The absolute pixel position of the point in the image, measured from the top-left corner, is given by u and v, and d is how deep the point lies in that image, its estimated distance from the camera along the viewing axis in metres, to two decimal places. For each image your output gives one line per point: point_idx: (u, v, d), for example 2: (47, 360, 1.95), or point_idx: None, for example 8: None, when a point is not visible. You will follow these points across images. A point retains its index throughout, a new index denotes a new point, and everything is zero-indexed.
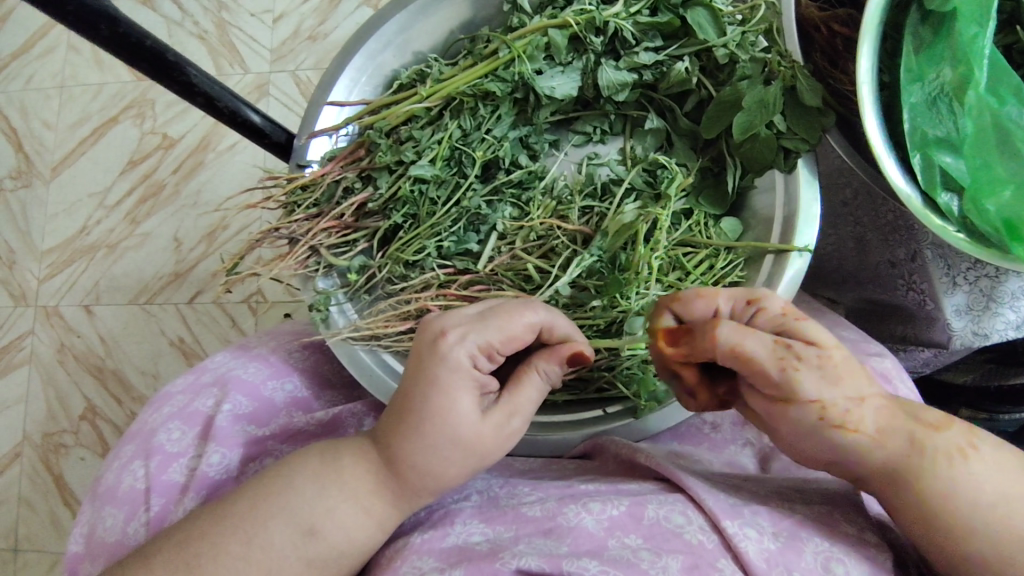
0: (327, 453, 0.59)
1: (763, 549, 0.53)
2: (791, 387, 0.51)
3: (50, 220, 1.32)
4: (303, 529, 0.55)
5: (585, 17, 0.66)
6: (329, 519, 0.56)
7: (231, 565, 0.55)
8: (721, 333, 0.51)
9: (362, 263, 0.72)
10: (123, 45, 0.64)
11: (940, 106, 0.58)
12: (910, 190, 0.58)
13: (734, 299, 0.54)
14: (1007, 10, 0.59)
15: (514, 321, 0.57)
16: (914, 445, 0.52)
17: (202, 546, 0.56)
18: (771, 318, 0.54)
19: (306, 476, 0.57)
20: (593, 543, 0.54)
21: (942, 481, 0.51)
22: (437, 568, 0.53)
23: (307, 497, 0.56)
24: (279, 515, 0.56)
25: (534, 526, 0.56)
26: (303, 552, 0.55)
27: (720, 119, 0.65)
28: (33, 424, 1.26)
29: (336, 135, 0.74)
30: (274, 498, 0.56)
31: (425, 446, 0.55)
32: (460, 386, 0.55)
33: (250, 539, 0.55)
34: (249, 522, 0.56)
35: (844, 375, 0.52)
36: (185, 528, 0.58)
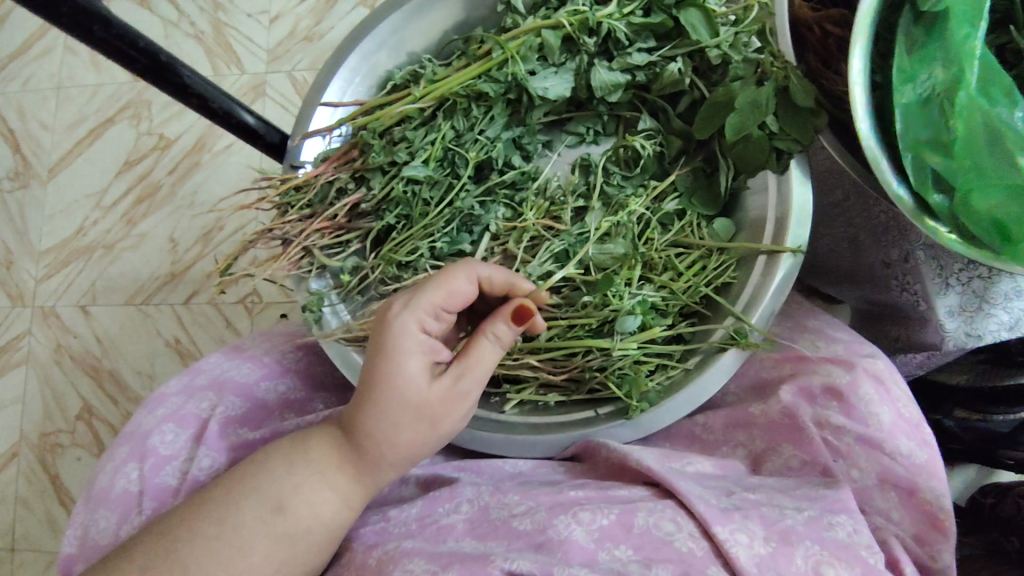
0: (295, 436, 0.61)
1: (754, 555, 0.53)
2: None
3: (47, 220, 1.32)
4: (273, 506, 0.57)
5: (578, 18, 0.66)
6: (298, 495, 0.58)
7: (208, 547, 0.55)
8: None
9: (355, 264, 0.73)
10: (116, 46, 0.64)
11: (931, 107, 0.57)
12: (901, 190, 0.59)
13: None
14: (999, 11, 0.59)
15: (452, 280, 0.59)
16: None
17: (181, 532, 0.56)
18: None
19: (276, 457, 0.60)
20: (584, 556, 0.54)
21: None
22: (429, 570, 0.53)
23: (276, 477, 0.58)
24: (251, 494, 0.58)
25: (526, 541, 0.55)
26: (273, 530, 0.57)
27: (713, 119, 0.65)
28: (29, 424, 1.26)
29: (329, 136, 0.73)
30: (248, 480, 0.58)
31: (376, 414, 0.57)
32: (407, 351, 0.57)
33: (224, 520, 0.56)
34: (224, 505, 0.57)
35: None
36: (171, 520, 0.58)
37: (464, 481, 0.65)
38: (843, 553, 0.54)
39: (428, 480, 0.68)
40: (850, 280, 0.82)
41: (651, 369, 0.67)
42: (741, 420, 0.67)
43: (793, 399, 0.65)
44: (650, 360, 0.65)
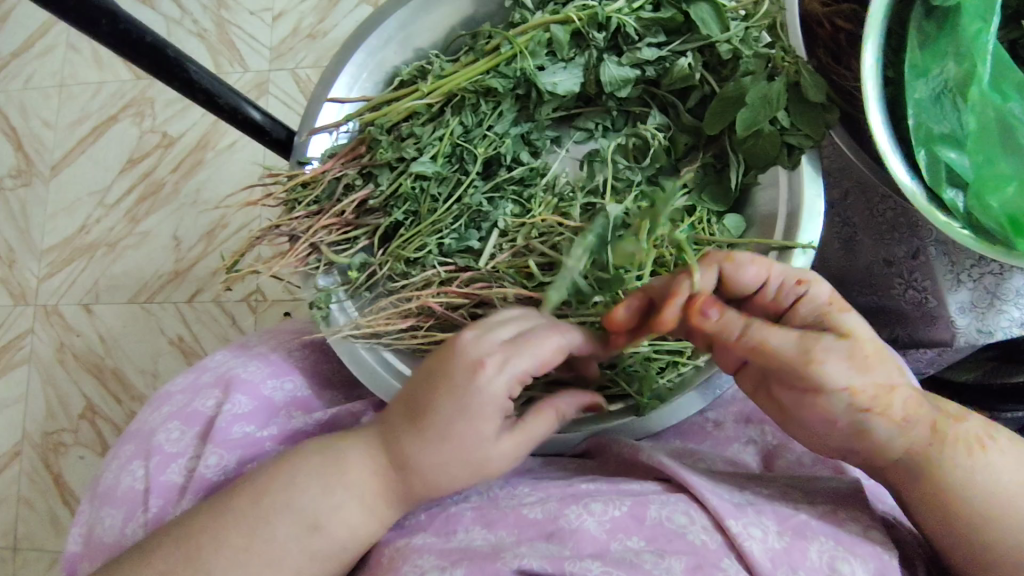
0: (330, 445, 0.59)
1: (768, 549, 0.52)
2: (821, 376, 0.51)
3: (50, 219, 1.31)
4: (308, 525, 0.56)
5: (587, 13, 0.67)
6: (332, 513, 0.56)
7: (236, 558, 0.55)
8: (810, 299, 0.55)
9: (363, 260, 0.72)
10: (123, 41, 0.64)
11: (945, 101, 0.58)
12: (913, 184, 0.58)
13: (784, 278, 0.55)
14: (1012, 6, 0.59)
15: (547, 351, 0.55)
16: (935, 434, 0.54)
17: (204, 541, 0.56)
18: (813, 303, 0.55)
19: (313, 473, 0.57)
20: (597, 548, 0.53)
21: (961, 469, 0.53)
22: (439, 566, 0.53)
23: (311, 495, 0.56)
24: (285, 509, 0.56)
25: (536, 530, 0.55)
26: (307, 547, 0.56)
27: (725, 114, 0.65)
28: (32, 424, 1.26)
29: (336, 132, 0.73)
30: (278, 495, 0.56)
31: (437, 454, 0.55)
32: (486, 414, 0.54)
33: (255, 531, 0.56)
34: (254, 515, 0.56)
35: (875, 362, 0.52)
36: (185, 524, 0.58)
37: None
38: (857, 547, 0.53)
39: None
40: (836, 283, 0.80)
41: (660, 367, 0.66)
42: (751, 417, 0.68)
43: None
44: (660, 357, 0.65)
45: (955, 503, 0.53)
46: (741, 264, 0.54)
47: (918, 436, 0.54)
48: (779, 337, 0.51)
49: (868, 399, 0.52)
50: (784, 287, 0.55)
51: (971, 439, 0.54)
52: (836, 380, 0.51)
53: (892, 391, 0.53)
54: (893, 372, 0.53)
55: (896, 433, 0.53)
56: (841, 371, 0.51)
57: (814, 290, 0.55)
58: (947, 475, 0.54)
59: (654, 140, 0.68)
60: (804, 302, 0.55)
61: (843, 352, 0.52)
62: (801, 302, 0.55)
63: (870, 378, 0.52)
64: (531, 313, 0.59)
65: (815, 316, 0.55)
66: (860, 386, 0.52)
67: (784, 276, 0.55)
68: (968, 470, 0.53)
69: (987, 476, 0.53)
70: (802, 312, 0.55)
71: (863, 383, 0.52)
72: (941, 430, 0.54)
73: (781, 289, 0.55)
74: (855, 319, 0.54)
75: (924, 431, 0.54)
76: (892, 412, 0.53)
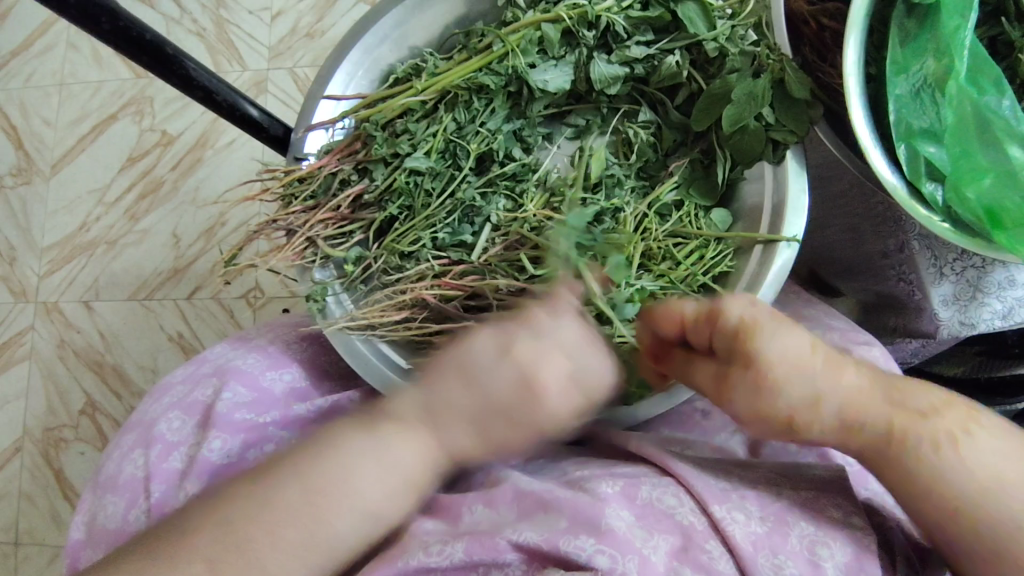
0: (367, 438, 0.57)
1: (751, 533, 0.54)
2: (734, 403, 0.60)
3: (50, 217, 1.33)
4: (368, 517, 0.56)
5: (577, 11, 0.68)
6: (392, 504, 0.57)
7: (288, 552, 0.55)
8: (725, 326, 0.59)
9: (359, 254, 0.73)
10: (123, 38, 0.65)
11: (924, 96, 0.59)
12: (895, 180, 0.60)
13: (698, 312, 0.61)
14: (992, 3, 0.60)
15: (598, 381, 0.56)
16: (892, 434, 0.56)
17: (254, 534, 0.54)
18: (727, 334, 0.59)
19: (368, 472, 0.56)
20: (589, 513, 0.54)
21: (929, 464, 0.54)
22: (441, 541, 0.56)
23: (369, 493, 0.56)
24: (342, 510, 0.55)
25: (533, 501, 0.57)
26: (363, 531, 0.56)
27: (711, 110, 0.66)
28: (32, 419, 1.27)
29: (332, 129, 0.74)
30: (334, 494, 0.55)
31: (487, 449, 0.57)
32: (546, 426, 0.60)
33: (311, 527, 0.55)
34: (311, 513, 0.55)
35: (787, 382, 0.57)
36: (223, 512, 0.56)
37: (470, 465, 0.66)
38: (836, 530, 0.55)
39: None
40: (849, 271, 0.83)
41: None
42: None
43: None
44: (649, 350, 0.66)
45: (933, 493, 0.54)
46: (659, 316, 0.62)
47: (872, 434, 0.57)
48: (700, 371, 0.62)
49: (789, 416, 0.58)
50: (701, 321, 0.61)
51: (940, 436, 0.55)
52: (746, 406, 0.59)
53: (818, 401, 0.57)
54: (810, 386, 0.57)
55: (842, 437, 0.58)
56: (748, 398, 0.59)
57: (725, 320, 0.59)
58: (916, 469, 0.55)
59: (637, 133, 0.71)
60: (718, 333, 0.60)
61: (750, 380, 0.58)
62: (716, 333, 0.60)
63: (780, 398, 0.58)
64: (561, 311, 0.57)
65: (730, 345, 0.59)
66: (773, 407, 0.58)
67: (699, 311, 0.61)
68: (938, 465, 0.54)
69: (966, 469, 0.53)
70: (721, 341, 0.60)
71: (776, 403, 0.58)
72: (898, 430, 0.56)
73: (699, 323, 0.61)
74: (766, 340, 0.58)
75: (879, 433, 0.56)
76: (820, 422, 0.58)
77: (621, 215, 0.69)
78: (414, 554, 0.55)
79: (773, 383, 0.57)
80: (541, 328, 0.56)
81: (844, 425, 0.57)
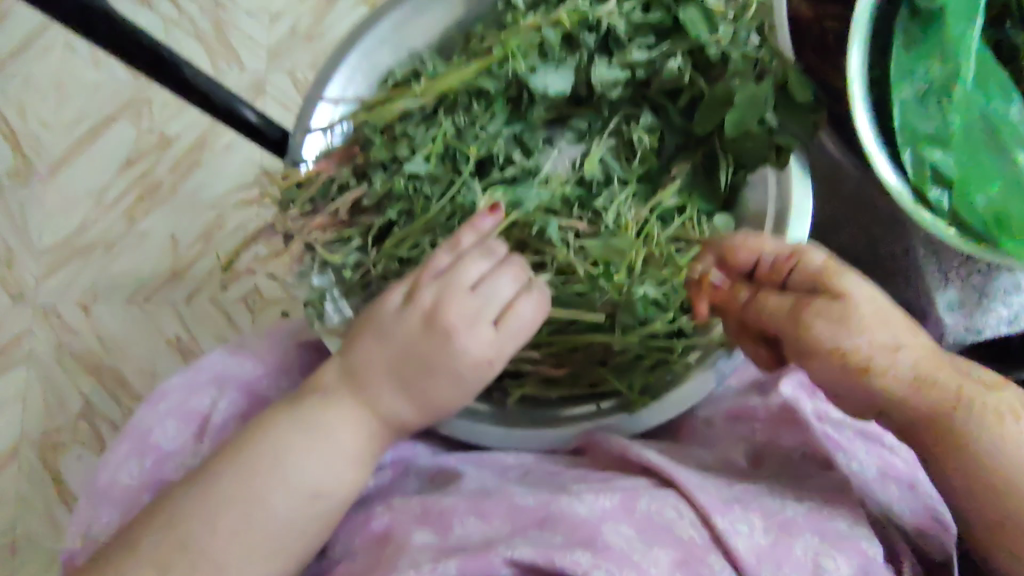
0: (302, 419, 0.60)
1: (752, 545, 0.54)
2: (813, 339, 0.56)
3: (47, 219, 1.31)
4: (308, 494, 0.58)
5: (578, 15, 0.68)
6: (331, 479, 0.59)
7: (235, 539, 0.56)
8: (809, 265, 0.58)
9: (358, 260, 0.72)
10: (119, 43, 0.65)
11: (931, 102, 0.58)
12: (900, 185, 0.59)
13: (777, 253, 0.60)
14: (998, 6, 0.60)
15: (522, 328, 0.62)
16: (956, 397, 0.57)
17: (196, 526, 0.56)
18: (809, 271, 0.58)
19: (296, 449, 0.59)
20: (586, 530, 0.54)
21: (986, 434, 0.56)
22: (432, 560, 0.54)
23: (303, 470, 0.58)
24: (280, 490, 0.57)
25: (528, 518, 0.56)
26: (310, 513, 0.58)
27: (713, 114, 0.66)
28: (30, 424, 1.25)
29: (330, 132, 0.73)
30: (266, 476, 0.57)
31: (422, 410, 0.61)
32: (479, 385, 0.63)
33: (250, 511, 0.57)
34: (248, 498, 0.57)
35: (870, 323, 0.56)
36: (169, 509, 0.57)
37: (469, 473, 0.65)
38: (840, 542, 0.54)
39: (433, 475, 0.68)
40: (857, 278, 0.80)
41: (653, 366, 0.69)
42: (741, 415, 0.69)
43: (793, 392, 0.66)
44: (651, 354, 0.67)
45: (981, 466, 0.56)
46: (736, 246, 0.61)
47: (935, 394, 0.57)
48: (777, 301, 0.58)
49: (864, 358, 0.56)
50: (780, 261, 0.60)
51: (1000, 407, 0.57)
52: (825, 342, 0.56)
53: (897, 349, 0.57)
54: (892, 334, 0.57)
55: (909, 393, 0.57)
56: (828, 333, 0.56)
57: (809, 259, 0.59)
58: (972, 438, 0.56)
59: (642, 137, 0.69)
60: (799, 272, 0.59)
61: (834, 315, 0.56)
62: (796, 272, 0.59)
63: (864, 335, 0.56)
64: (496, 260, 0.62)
65: (810, 284, 0.58)
66: (853, 345, 0.56)
67: (780, 249, 0.60)
68: (992, 438, 0.56)
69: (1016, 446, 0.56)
70: (799, 280, 0.59)
71: (855, 340, 0.56)
72: (965, 394, 0.57)
73: (777, 262, 0.60)
74: (853, 280, 0.57)
75: (942, 393, 0.57)
76: (895, 371, 0.56)
77: (623, 219, 0.67)
78: (406, 572, 0.53)
79: (859, 317, 0.56)
80: (448, 274, 0.61)
81: (912, 378, 0.57)
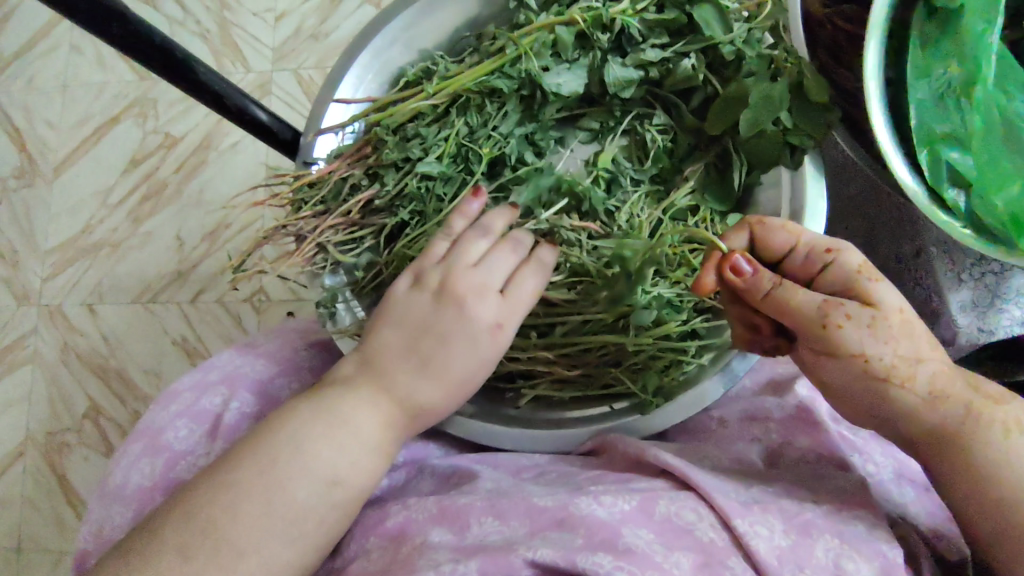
0: (322, 406, 0.59)
1: (774, 547, 0.53)
2: (837, 339, 0.54)
3: (53, 220, 1.32)
4: (328, 481, 0.57)
5: (592, 14, 0.67)
6: (350, 467, 0.58)
7: (256, 524, 0.54)
8: (843, 263, 0.55)
9: (370, 260, 0.72)
10: (132, 42, 0.64)
11: (947, 102, 0.58)
12: (914, 184, 0.60)
13: (813, 245, 0.56)
14: (1014, 6, 0.59)
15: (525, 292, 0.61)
16: (969, 414, 0.54)
17: (215, 512, 0.54)
18: (843, 271, 0.55)
19: (317, 436, 0.57)
20: (606, 534, 0.53)
21: (994, 450, 0.54)
22: (453, 560, 0.54)
23: (324, 457, 0.57)
24: (300, 474, 0.56)
25: (547, 519, 0.56)
26: (330, 502, 0.57)
27: (726, 114, 0.66)
28: (36, 423, 1.26)
29: (342, 133, 0.73)
30: (287, 461, 0.56)
31: (446, 394, 0.60)
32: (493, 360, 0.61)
33: (270, 495, 0.55)
34: (267, 482, 0.55)
35: (899, 335, 0.54)
36: (189, 498, 0.56)
37: (484, 474, 0.65)
38: (861, 545, 0.54)
39: (446, 476, 0.67)
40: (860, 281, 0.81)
41: (667, 365, 0.68)
42: (756, 416, 0.68)
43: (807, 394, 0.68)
44: (664, 356, 0.67)
45: (989, 481, 0.53)
46: (771, 230, 0.57)
47: (950, 411, 0.54)
48: (806, 294, 0.54)
49: (883, 368, 0.54)
50: (814, 253, 0.56)
51: (1010, 423, 0.54)
52: (849, 345, 0.54)
53: (917, 363, 0.54)
54: (914, 347, 0.54)
55: (920, 405, 0.55)
56: (856, 337, 0.53)
57: (845, 259, 0.55)
58: (981, 453, 0.54)
59: (655, 136, 0.70)
60: (833, 270, 0.56)
61: (866, 320, 0.53)
62: (830, 269, 0.56)
63: (890, 347, 0.54)
64: (499, 243, 0.62)
65: (842, 284, 0.55)
66: (875, 354, 0.54)
67: (815, 241, 0.56)
68: (1004, 452, 0.53)
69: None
70: (831, 278, 0.56)
71: (881, 349, 0.54)
72: (974, 409, 0.54)
73: (810, 254, 0.56)
74: (885, 288, 0.55)
75: (957, 410, 0.54)
76: (912, 384, 0.54)
77: (635, 219, 0.67)
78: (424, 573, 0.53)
79: (886, 326, 0.54)
80: (452, 253, 0.62)
81: (929, 397, 0.54)
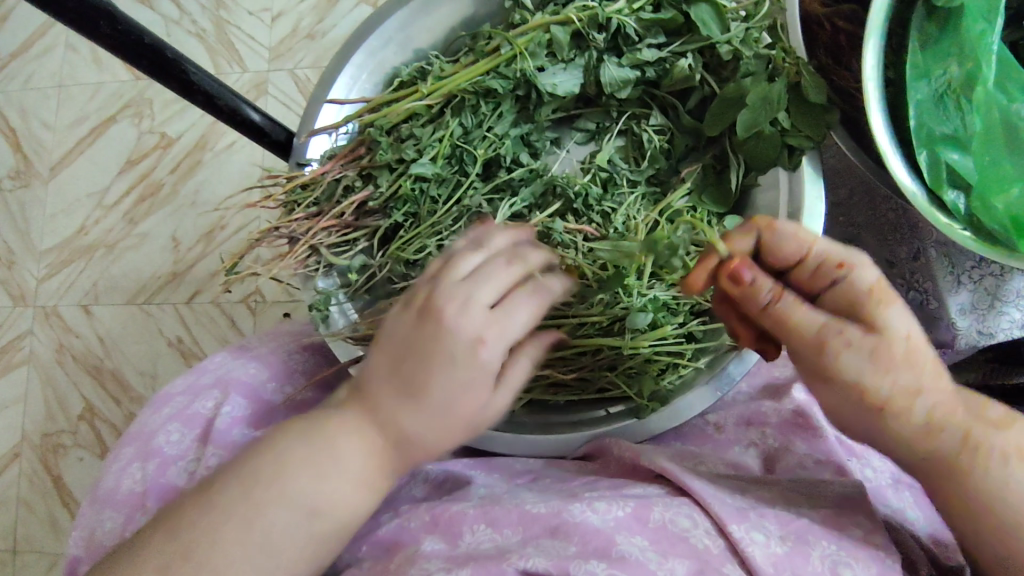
0: (311, 429, 0.54)
1: (770, 554, 0.52)
2: (836, 364, 0.52)
3: (48, 221, 1.31)
4: (307, 512, 0.52)
5: (588, 14, 0.66)
6: (332, 497, 0.53)
7: (234, 551, 0.51)
8: (854, 282, 0.52)
9: (363, 263, 0.71)
10: (123, 43, 0.63)
11: (948, 103, 0.58)
12: (915, 186, 0.58)
13: (825, 257, 0.53)
14: (1014, 7, 0.59)
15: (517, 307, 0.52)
16: (967, 441, 0.52)
17: (196, 534, 0.52)
18: (853, 288, 0.52)
19: (298, 460, 0.53)
20: (599, 542, 0.53)
21: (991, 478, 0.52)
22: (444, 568, 0.53)
23: (304, 484, 0.52)
24: (282, 500, 0.52)
25: (541, 526, 0.55)
26: (312, 532, 0.53)
27: (724, 115, 0.65)
28: (31, 425, 1.25)
29: (335, 134, 0.73)
30: (268, 484, 0.52)
31: (436, 425, 0.52)
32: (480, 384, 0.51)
33: (248, 521, 0.52)
34: (248, 507, 0.52)
35: (903, 363, 0.52)
36: (174, 516, 0.53)
37: (477, 480, 0.64)
38: (861, 552, 0.53)
39: (439, 482, 0.67)
40: None
41: (663, 370, 0.67)
42: (753, 421, 0.68)
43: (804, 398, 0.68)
44: (661, 360, 0.66)
45: (981, 504, 0.52)
46: (784, 238, 0.53)
47: (947, 437, 0.53)
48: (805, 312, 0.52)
49: (881, 396, 0.52)
50: (825, 266, 0.53)
51: (1010, 447, 0.52)
52: (849, 370, 0.52)
53: (918, 393, 0.52)
54: (916, 376, 0.52)
55: (916, 435, 0.53)
56: (855, 365, 0.52)
57: (856, 276, 0.52)
58: (977, 479, 0.52)
59: (651, 137, 0.69)
60: (841, 286, 0.53)
61: (867, 346, 0.51)
62: (837, 285, 0.53)
63: (889, 377, 0.52)
64: (492, 257, 0.54)
65: (848, 303, 0.53)
66: (873, 383, 0.52)
67: (827, 254, 0.53)
68: (1000, 480, 0.52)
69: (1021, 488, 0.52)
70: (838, 294, 0.53)
71: (880, 379, 0.52)
72: (974, 439, 0.52)
73: (820, 268, 0.53)
74: (896, 313, 0.52)
75: (954, 437, 0.53)
76: (911, 415, 0.53)
77: (632, 221, 0.66)
78: None
79: (885, 354, 0.51)
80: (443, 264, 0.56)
81: (927, 425, 0.53)
